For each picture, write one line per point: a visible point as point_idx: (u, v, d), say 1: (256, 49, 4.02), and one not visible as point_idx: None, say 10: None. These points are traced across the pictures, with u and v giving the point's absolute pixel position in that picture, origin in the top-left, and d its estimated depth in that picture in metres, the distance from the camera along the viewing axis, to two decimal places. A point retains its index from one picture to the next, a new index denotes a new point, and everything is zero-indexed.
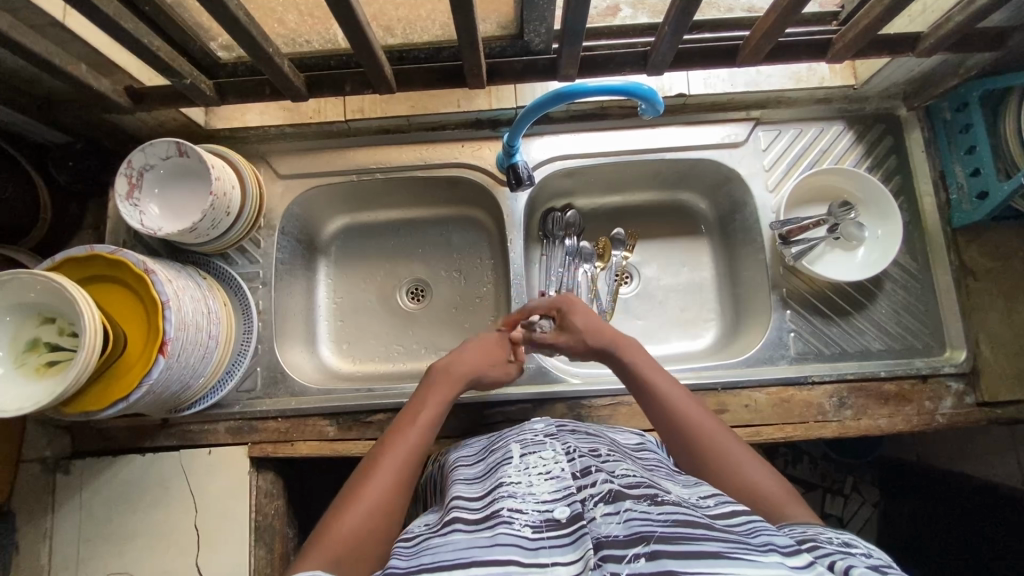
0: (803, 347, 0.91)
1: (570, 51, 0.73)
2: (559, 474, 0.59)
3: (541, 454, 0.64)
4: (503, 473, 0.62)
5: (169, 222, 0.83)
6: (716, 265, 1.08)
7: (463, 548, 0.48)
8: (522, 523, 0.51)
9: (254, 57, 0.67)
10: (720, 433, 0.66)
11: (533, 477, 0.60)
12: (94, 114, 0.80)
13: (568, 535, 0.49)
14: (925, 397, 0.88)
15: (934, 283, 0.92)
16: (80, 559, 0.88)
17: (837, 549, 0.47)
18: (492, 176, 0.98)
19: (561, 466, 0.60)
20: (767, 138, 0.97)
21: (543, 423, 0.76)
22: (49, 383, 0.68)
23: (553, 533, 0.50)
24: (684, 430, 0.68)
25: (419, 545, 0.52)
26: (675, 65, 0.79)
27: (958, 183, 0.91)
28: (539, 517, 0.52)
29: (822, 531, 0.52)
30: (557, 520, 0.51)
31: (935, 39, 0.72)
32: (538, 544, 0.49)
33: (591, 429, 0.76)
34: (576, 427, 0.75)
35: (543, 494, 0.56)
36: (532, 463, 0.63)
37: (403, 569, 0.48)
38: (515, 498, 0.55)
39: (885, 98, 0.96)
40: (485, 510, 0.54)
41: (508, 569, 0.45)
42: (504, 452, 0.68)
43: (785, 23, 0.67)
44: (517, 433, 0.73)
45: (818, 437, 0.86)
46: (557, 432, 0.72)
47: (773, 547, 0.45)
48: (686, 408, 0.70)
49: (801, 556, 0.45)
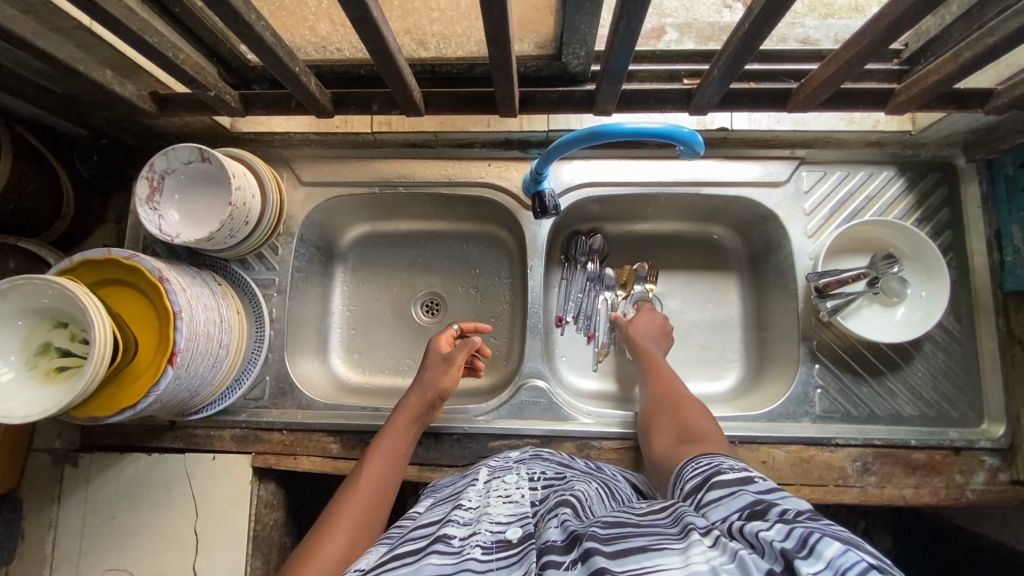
0: (830, 405, 0.86)
1: (609, 87, 0.69)
2: (518, 499, 0.58)
3: (505, 479, 0.64)
4: (465, 496, 0.61)
5: (188, 229, 0.82)
6: (743, 304, 1.03)
7: None
8: (471, 547, 0.48)
9: (279, 75, 0.65)
10: (692, 408, 0.76)
11: (493, 498, 0.59)
12: (120, 114, 0.79)
13: (514, 555, 0.47)
14: (956, 470, 0.83)
15: (978, 349, 0.86)
16: (81, 553, 0.89)
17: (724, 493, 0.48)
18: (516, 198, 0.95)
19: (521, 492, 0.60)
20: (811, 179, 0.91)
21: (519, 452, 0.77)
22: (58, 389, 0.68)
23: (502, 555, 0.47)
24: (676, 415, 0.75)
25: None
26: (722, 106, 0.75)
27: (1015, 246, 0.84)
28: (490, 538, 0.50)
29: (727, 460, 0.55)
30: (507, 542, 0.49)
31: (1012, 98, 0.66)
32: (486, 566, 0.46)
33: (590, 465, 0.76)
34: (551, 456, 0.75)
35: (496, 517, 0.54)
36: (494, 487, 0.63)
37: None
38: (457, 523, 0.53)
39: (943, 146, 0.89)
40: (424, 539, 0.51)
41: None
42: (472, 477, 0.68)
43: (849, 74, 0.62)
44: (489, 460, 0.74)
45: (837, 502, 0.82)
46: (528, 459, 0.73)
47: (689, 529, 0.44)
48: (693, 408, 0.76)
49: (708, 531, 0.43)
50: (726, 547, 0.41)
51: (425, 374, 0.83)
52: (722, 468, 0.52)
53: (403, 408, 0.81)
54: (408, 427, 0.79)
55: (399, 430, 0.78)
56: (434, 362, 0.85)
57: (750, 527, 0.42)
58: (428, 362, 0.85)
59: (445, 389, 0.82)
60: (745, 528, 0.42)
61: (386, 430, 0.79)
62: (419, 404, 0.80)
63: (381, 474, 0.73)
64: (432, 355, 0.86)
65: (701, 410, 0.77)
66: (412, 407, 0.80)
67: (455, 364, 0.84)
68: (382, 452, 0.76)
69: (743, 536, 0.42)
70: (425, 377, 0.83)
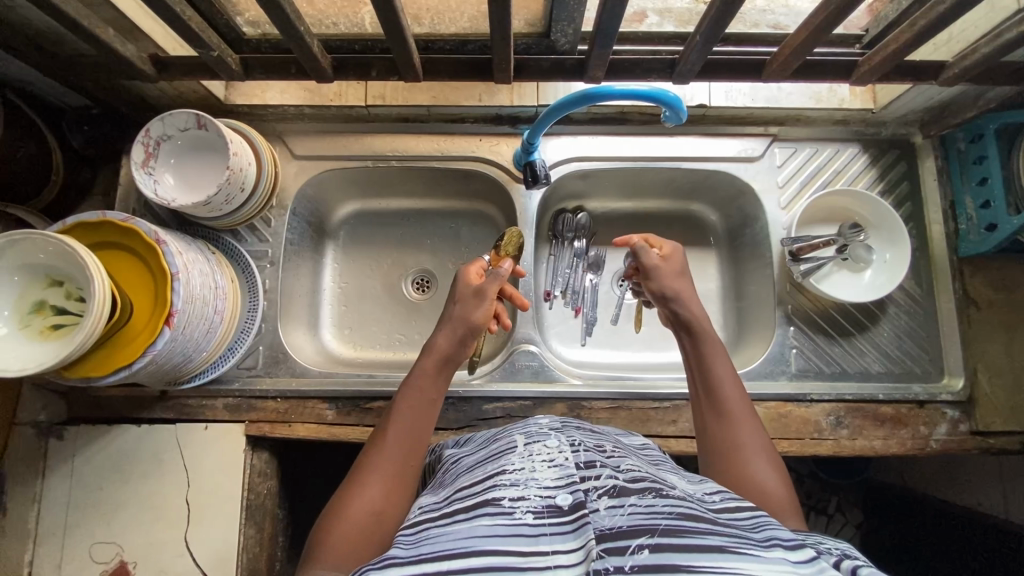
0: (805, 364, 0.92)
1: (600, 51, 0.73)
2: (563, 463, 0.55)
3: (546, 443, 0.60)
4: (505, 460, 0.58)
5: (182, 194, 0.84)
6: (722, 278, 1.08)
7: (463, 537, 0.46)
8: (522, 511, 0.48)
9: (284, 32, 0.68)
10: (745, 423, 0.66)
11: (536, 464, 0.56)
12: (117, 79, 0.80)
13: (569, 522, 0.47)
14: (920, 422, 0.89)
15: (937, 310, 0.94)
16: (67, 527, 0.87)
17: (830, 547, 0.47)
18: (507, 172, 0.98)
19: (565, 456, 0.56)
20: (783, 154, 0.97)
21: (548, 418, 0.71)
22: (54, 345, 0.67)
23: (554, 520, 0.47)
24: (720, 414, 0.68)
25: (420, 534, 0.49)
26: (702, 76, 0.80)
27: (968, 216, 0.91)
28: (540, 502, 0.49)
29: (817, 539, 0.50)
30: (558, 507, 0.48)
31: (960, 69, 0.74)
32: (538, 531, 0.46)
33: (633, 443, 0.69)
34: (580, 425, 0.70)
35: (545, 480, 0.53)
36: (535, 451, 0.59)
37: (402, 559, 0.45)
38: (506, 486, 0.52)
39: (902, 124, 0.97)
40: (476, 497, 0.52)
41: (507, 561, 0.43)
42: (507, 440, 0.64)
43: (817, 40, 0.68)
44: (520, 425, 0.68)
45: (813, 454, 0.88)
46: (562, 426, 0.67)
47: (775, 542, 0.45)
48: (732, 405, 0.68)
49: (804, 550, 0.45)
50: (822, 570, 0.42)
51: (454, 313, 0.79)
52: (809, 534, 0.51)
53: (431, 349, 0.75)
54: (443, 370, 0.74)
55: (431, 374, 0.73)
56: (464, 296, 0.80)
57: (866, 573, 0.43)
58: (457, 296, 0.81)
59: (477, 323, 0.78)
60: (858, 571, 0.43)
61: (414, 374, 0.73)
62: (447, 343, 0.74)
63: (414, 418, 0.69)
64: (463, 291, 0.81)
65: (749, 416, 0.68)
66: (442, 348, 0.75)
67: (488, 297, 0.80)
68: (414, 395, 0.71)
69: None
70: (457, 313, 0.79)
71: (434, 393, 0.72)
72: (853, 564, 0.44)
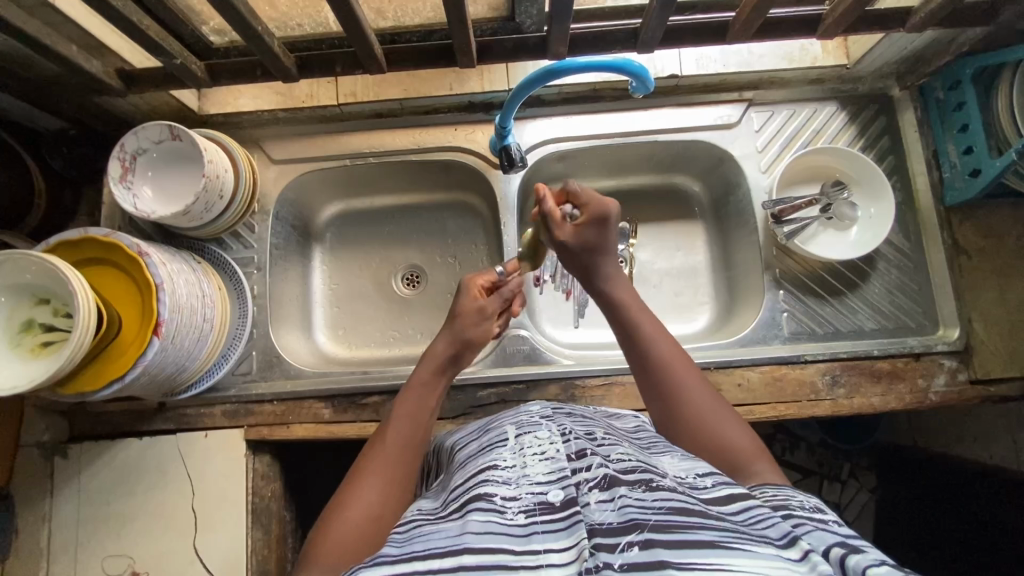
0: (797, 327, 0.92)
1: (558, 26, 0.73)
2: (554, 455, 0.55)
3: (536, 434, 0.59)
4: (496, 456, 0.58)
5: (162, 205, 0.85)
6: (710, 248, 1.07)
7: (454, 536, 0.46)
8: (514, 511, 0.48)
9: (245, 36, 0.69)
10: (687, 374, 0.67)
11: (527, 459, 0.56)
12: (88, 97, 0.81)
13: (561, 519, 0.46)
14: (918, 375, 0.88)
15: (927, 260, 0.93)
16: (78, 543, 0.88)
17: (813, 524, 0.47)
18: (485, 159, 0.98)
19: (556, 448, 0.55)
20: (760, 118, 0.97)
21: (539, 406, 0.71)
22: (42, 363, 0.68)
23: (545, 518, 0.47)
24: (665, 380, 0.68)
25: (413, 532, 0.50)
26: (666, 43, 0.79)
27: (951, 163, 0.90)
28: (532, 501, 0.49)
29: (793, 496, 0.53)
30: (550, 504, 0.48)
31: (928, 12, 0.73)
32: (530, 530, 0.46)
33: (625, 426, 0.69)
34: (572, 410, 0.69)
35: (537, 476, 0.53)
36: (526, 444, 0.58)
37: (394, 558, 0.45)
38: (497, 484, 0.52)
39: (878, 78, 0.96)
40: (468, 495, 0.52)
41: (498, 558, 0.43)
42: (499, 432, 0.63)
43: None
44: (512, 415, 0.68)
45: (810, 415, 0.87)
46: (553, 413, 0.66)
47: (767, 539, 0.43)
48: (675, 367, 0.68)
49: (797, 546, 0.43)
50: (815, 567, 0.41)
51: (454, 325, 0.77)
52: (792, 504, 0.51)
53: (430, 354, 0.75)
54: (439, 379, 0.74)
55: (427, 379, 0.72)
56: (472, 312, 0.77)
57: (854, 560, 0.42)
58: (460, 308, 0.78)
59: (477, 337, 0.77)
60: (846, 560, 0.42)
61: (412, 380, 0.72)
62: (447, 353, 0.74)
63: (409, 421, 0.68)
64: (467, 304, 0.78)
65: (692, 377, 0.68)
66: (446, 355, 0.74)
67: (487, 314, 0.78)
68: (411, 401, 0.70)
69: (840, 568, 0.42)
70: (457, 325, 0.76)
71: (432, 397, 0.72)
72: (841, 552, 0.43)
